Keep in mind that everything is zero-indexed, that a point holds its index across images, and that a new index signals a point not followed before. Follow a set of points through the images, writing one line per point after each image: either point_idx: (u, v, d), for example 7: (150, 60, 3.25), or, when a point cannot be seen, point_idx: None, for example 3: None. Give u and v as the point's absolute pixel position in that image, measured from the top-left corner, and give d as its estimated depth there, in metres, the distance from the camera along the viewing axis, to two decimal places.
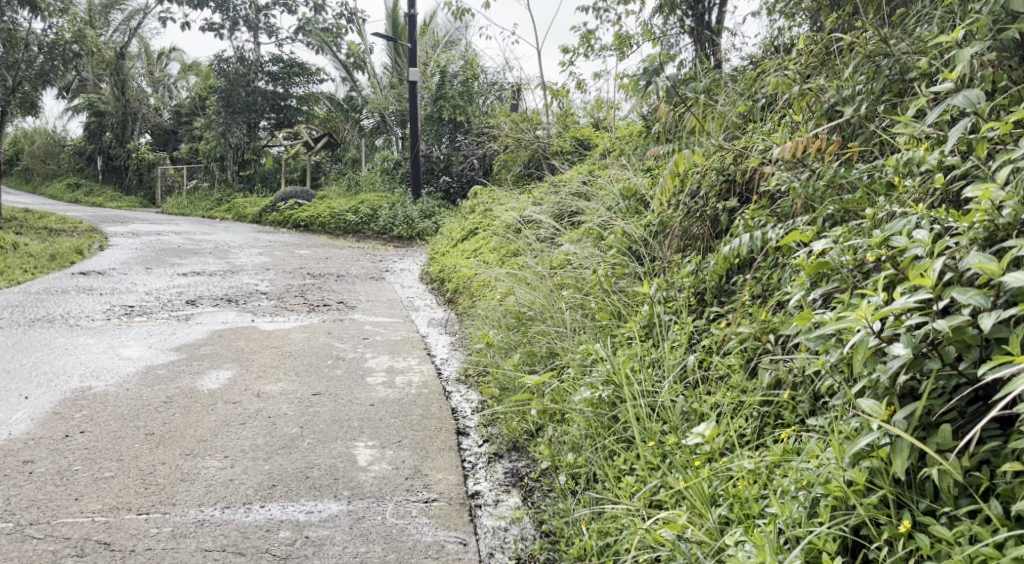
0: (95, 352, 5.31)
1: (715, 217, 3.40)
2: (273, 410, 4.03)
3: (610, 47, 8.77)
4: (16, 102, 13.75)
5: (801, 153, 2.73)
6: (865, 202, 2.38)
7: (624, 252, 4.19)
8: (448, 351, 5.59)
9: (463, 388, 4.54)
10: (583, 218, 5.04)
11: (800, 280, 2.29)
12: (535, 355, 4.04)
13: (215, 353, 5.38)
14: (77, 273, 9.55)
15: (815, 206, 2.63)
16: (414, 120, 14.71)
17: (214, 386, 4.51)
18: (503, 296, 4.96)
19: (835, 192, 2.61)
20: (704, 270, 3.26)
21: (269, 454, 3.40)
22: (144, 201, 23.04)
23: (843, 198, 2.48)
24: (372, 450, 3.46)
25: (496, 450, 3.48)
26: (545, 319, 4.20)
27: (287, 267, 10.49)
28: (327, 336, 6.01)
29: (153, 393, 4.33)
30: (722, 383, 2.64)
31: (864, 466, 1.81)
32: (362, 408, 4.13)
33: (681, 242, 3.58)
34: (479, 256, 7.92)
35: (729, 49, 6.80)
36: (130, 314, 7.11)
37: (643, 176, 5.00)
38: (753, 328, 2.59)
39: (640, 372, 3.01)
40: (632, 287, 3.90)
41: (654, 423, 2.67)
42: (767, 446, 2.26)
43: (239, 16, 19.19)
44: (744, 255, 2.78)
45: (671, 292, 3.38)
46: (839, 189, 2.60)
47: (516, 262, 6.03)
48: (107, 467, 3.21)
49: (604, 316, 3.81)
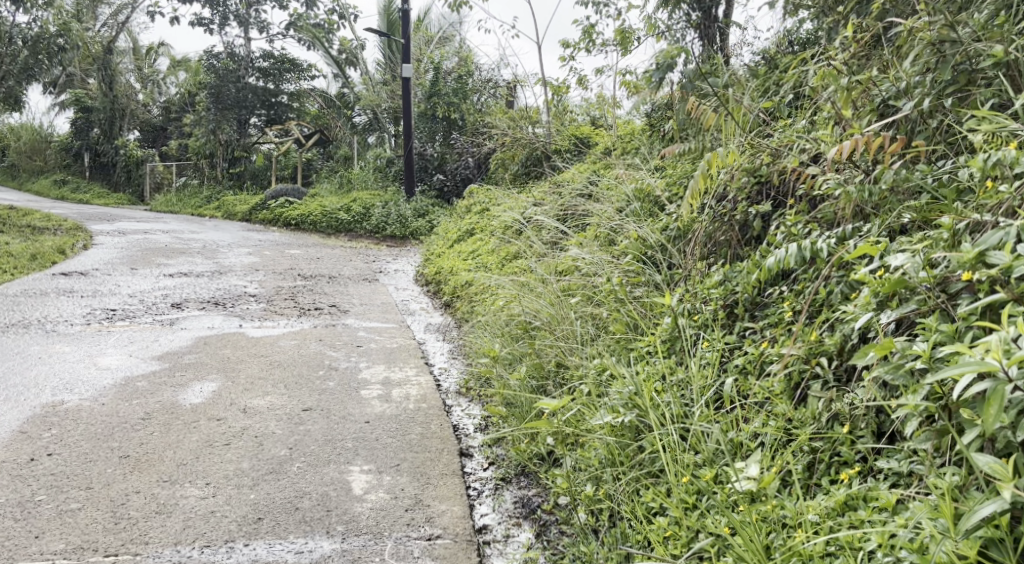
0: (70, 361, 5.00)
1: (744, 221, 3.13)
2: (260, 428, 3.73)
3: (612, 42, 8.50)
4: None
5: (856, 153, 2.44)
6: (942, 209, 2.21)
7: (640, 258, 3.91)
8: (447, 359, 5.31)
9: (466, 403, 4.26)
10: (590, 220, 4.77)
11: (868, 301, 2.13)
12: (543, 369, 3.75)
13: (198, 362, 5.08)
14: (58, 274, 9.21)
15: (875, 214, 2.45)
16: (408, 117, 14.41)
17: (197, 400, 4.20)
18: (507, 304, 4.68)
19: (900, 199, 2.40)
20: (734, 280, 3.00)
21: (255, 481, 3.10)
22: (131, 199, 22.63)
23: (919, 205, 2.30)
24: (368, 476, 3.17)
25: (503, 475, 3.21)
26: (553, 329, 3.91)
27: (276, 268, 10.17)
28: (319, 343, 5.72)
29: (131, 408, 4.02)
30: (762, 411, 2.37)
31: (977, 536, 1.57)
32: (357, 425, 3.84)
33: (707, 250, 3.31)
34: (477, 257, 7.64)
35: (738, 44, 6.54)
36: (111, 319, 6.78)
37: (655, 176, 4.73)
38: (798, 350, 2.34)
39: (668, 393, 2.73)
40: (649, 296, 3.62)
41: (685, 454, 2.40)
42: (824, 489, 2.00)
43: (229, 11, 18.83)
44: (788, 267, 2.51)
45: (696, 304, 3.11)
46: (903, 195, 2.40)
47: (517, 266, 5.76)
48: (74, 497, 2.90)
49: (621, 327, 3.52)
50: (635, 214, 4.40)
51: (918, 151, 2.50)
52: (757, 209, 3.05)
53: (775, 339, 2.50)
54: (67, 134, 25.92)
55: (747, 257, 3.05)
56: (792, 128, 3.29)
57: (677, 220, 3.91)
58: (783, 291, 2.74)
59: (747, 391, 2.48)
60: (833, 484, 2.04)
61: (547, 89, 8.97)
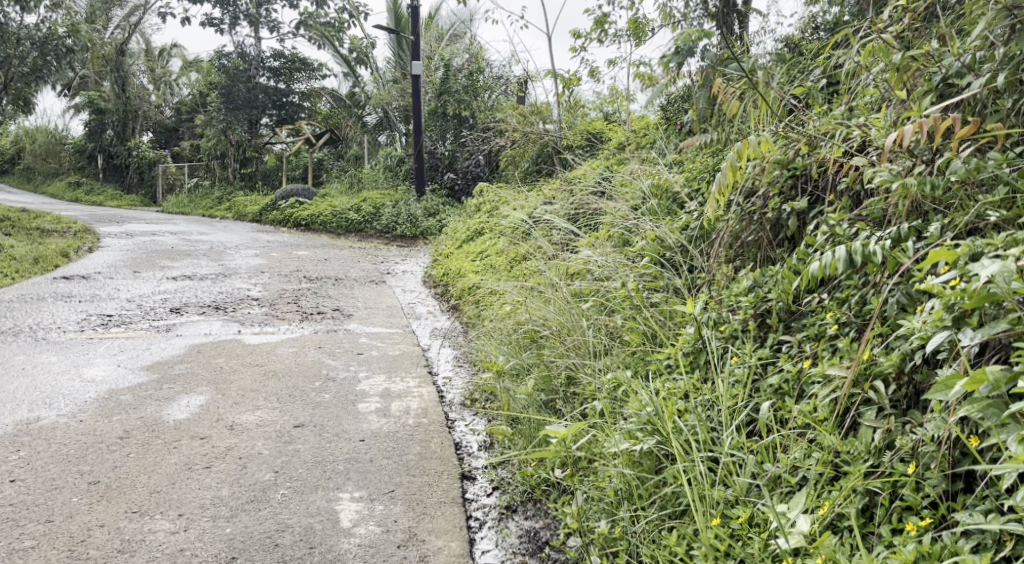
0: (55, 373, 4.72)
1: (776, 220, 2.81)
2: (245, 449, 3.43)
3: (625, 33, 8.16)
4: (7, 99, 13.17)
5: (923, 136, 2.14)
6: None
7: (657, 260, 3.57)
8: (452, 368, 5.00)
9: (471, 418, 3.98)
10: (603, 218, 4.43)
11: (940, 315, 1.86)
12: (552, 384, 3.46)
13: (189, 373, 4.78)
14: (59, 277, 8.99)
15: (944, 211, 2.18)
16: (418, 114, 14.10)
17: (181, 417, 3.90)
18: (514, 311, 4.38)
19: (974, 194, 2.14)
20: (767, 286, 2.66)
21: (233, 512, 2.80)
22: (145, 200, 22.51)
23: (998, 199, 2.03)
24: (358, 505, 2.87)
25: (508, 502, 2.90)
26: (563, 339, 3.61)
27: (282, 270, 9.91)
28: (318, 350, 5.42)
29: (110, 425, 3.73)
30: (804, 442, 2.06)
31: None
32: (351, 444, 3.54)
33: (735, 253, 2.99)
34: (486, 259, 7.33)
35: (759, 31, 6.18)
36: (107, 325, 6.52)
37: (673, 170, 4.39)
38: (848, 370, 2.04)
39: (693, 417, 2.43)
40: (669, 302, 3.30)
41: (714, 490, 2.08)
42: (887, 542, 1.70)
43: (239, 11, 18.61)
44: (834, 272, 2.21)
45: (723, 311, 2.79)
46: (977, 187, 2.15)
47: (526, 268, 5.45)
48: (30, 533, 2.64)
49: (637, 337, 3.22)
50: (651, 212, 4.06)
51: (988, 137, 2.26)
52: (788, 205, 2.71)
53: (818, 358, 2.20)
54: (81, 136, 25.90)
55: (779, 261, 2.73)
56: (829, 114, 2.95)
57: (699, 218, 3.58)
58: (823, 299, 2.42)
59: (786, 416, 2.18)
60: (896, 534, 1.74)
61: (558, 83, 8.62)
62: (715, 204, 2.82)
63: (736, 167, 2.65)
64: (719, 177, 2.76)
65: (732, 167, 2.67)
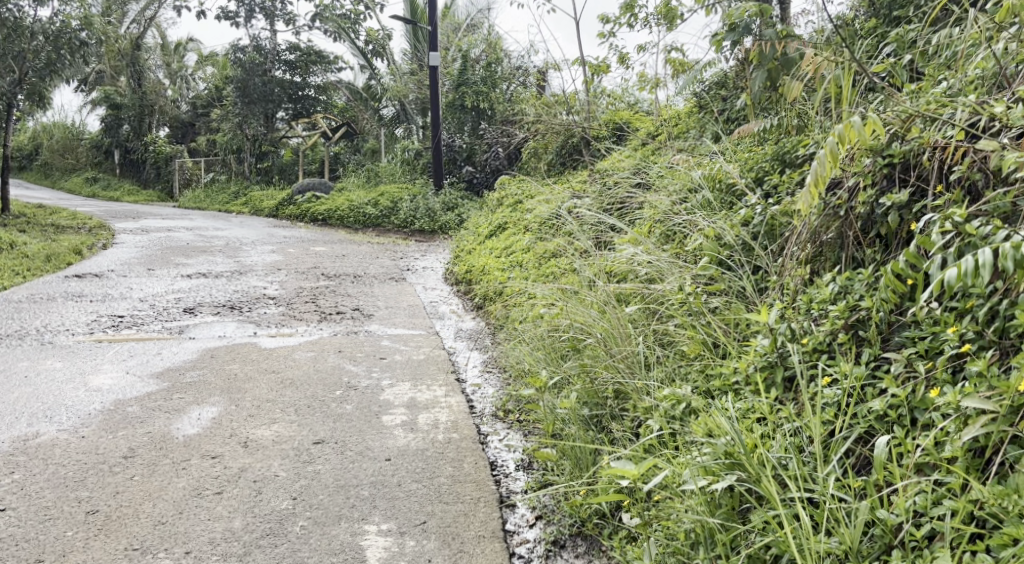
0: (59, 381, 4.43)
1: (869, 216, 2.47)
2: (261, 471, 3.12)
3: (655, 17, 7.77)
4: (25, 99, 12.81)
5: None
6: None
7: (716, 260, 3.21)
8: (481, 375, 4.67)
9: (505, 432, 3.66)
10: (646, 212, 4.09)
11: None
12: (598, 398, 3.15)
13: (201, 381, 4.48)
14: (71, 276, 8.75)
15: None
16: (435, 106, 13.73)
17: (192, 432, 3.59)
18: (550, 314, 4.04)
19: None
20: (861, 295, 2.33)
21: (246, 549, 2.51)
22: (162, 195, 22.32)
23: None
24: (387, 541, 2.56)
25: (556, 536, 2.60)
26: (609, 350, 3.26)
27: (299, 267, 9.62)
28: (338, 355, 5.10)
29: (114, 442, 3.42)
30: (936, 487, 1.74)
31: None
32: (376, 465, 3.21)
33: (815, 253, 2.65)
34: (512, 255, 6.96)
35: (802, 13, 5.79)
36: (118, 327, 6.23)
37: (727, 159, 4.01)
38: (995, 403, 1.72)
39: (781, 449, 2.10)
40: (732, 308, 2.95)
41: (820, 543, 1.75)
42: None
43: (255, 3, 18.31)
44: (969, 280, 1.88)
45: (804, 323, 2.46)
46: None
47: (560, 267, 5.10)
48: None
49: (697, 347, 2.89)
50: (702, 207, 3.71)
51: None
52: (884, 198, 2.39)
53: (948, 386, 1.87)
54: (99, 131, 25.76)
55: (872, 264, 2.40)
56: (925, 95, 2.61)
57: (762, 211, 3.23)
58: (937, 310, 2.09)
59: (906, 453, 1.85)
60: None
61: (585, 71, 8.21)
62: (805, 206, 2.46)
63: (839, 151, 2.28)
64: (815, 167, 2.36)
65: (833, 152, 2.29)
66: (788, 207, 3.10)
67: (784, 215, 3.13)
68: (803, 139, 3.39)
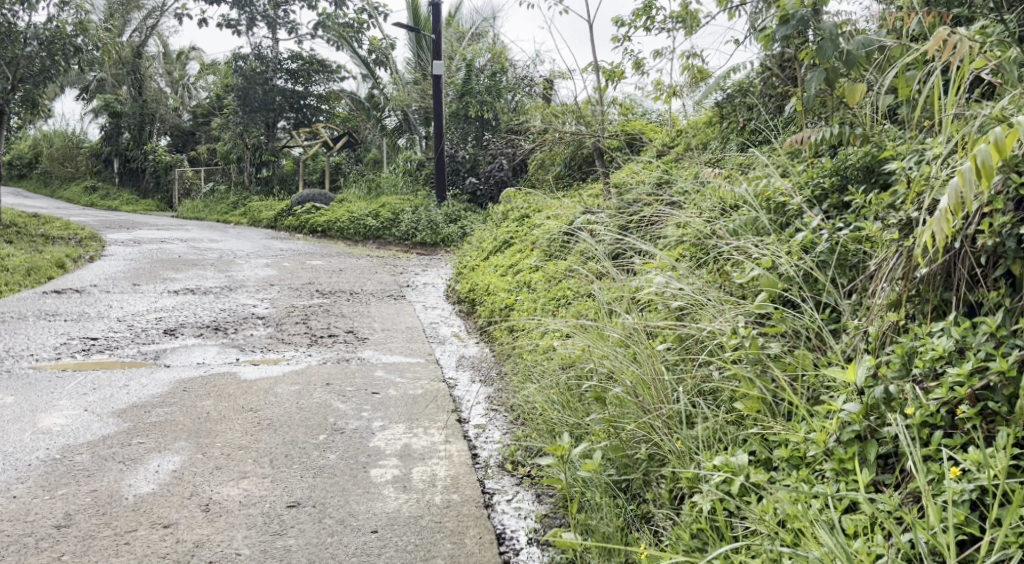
0: (6, 420, 3.90)
1: (993, 251, 2.01)
2: (218, 550, 2.62)
3: (674, 19, 7.28)
4: (19, 108, 11.80)
5: None
6: None
7: (775, 297, 2.69)
8: (485, 414, 4.11)
9: (515, 489, 3.13)
10: (674, 232, 3.56)
11: None
12: (627, 461, 2.66)
13: (169, 420, 3.92)
14: (50, 292, 8.25)
15: None
16: (440, 117, 13.18)
17: (145, 490, 3.04)
18: (564, 348, 3.48)
19: None
20: (991, 353, 1.88)
21: None
22: (160, 205, 21.79)
23: None
24: None
25: None
26: (641, 402, 2.73)
27: (293, 282, 9.09)
28: (325, 388, 4.56)
29: (49, 505, 2.89)
30: None
31: None
32: (359, 540, 2.70)
33: (911, 293, 2.17)
34: (518, 275, 6.43)
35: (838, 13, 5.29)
36: (88, 351, 5.70)
37: (773, 171, 3.51)
38: None
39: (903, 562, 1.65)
40: (793, 357, 2.44)
41: None
42: None
43: (256, 12, 17.91)
44: None
45: (904, 385, 1.98)
46: None
47: (575, 292, 4.58)
48: None
49: (756, 405, 2.36)
50: (749, 228, 3.18)
51: None
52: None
53: None
54: (98, 140, 25.28)
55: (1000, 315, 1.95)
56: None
57: (828, 236, 2.73)
58: None
59: None
60: None
61: (598, 77, 7.68)
62: (938, 241, 1.88)
63: (995, 165, 1.74)
64: (958, 189, 1.83)
65: (986, 168, 1.75)
66: (861, 234, 2.62)
67: (855, 242, 2.65)
68: (878, 154, 2.98)
